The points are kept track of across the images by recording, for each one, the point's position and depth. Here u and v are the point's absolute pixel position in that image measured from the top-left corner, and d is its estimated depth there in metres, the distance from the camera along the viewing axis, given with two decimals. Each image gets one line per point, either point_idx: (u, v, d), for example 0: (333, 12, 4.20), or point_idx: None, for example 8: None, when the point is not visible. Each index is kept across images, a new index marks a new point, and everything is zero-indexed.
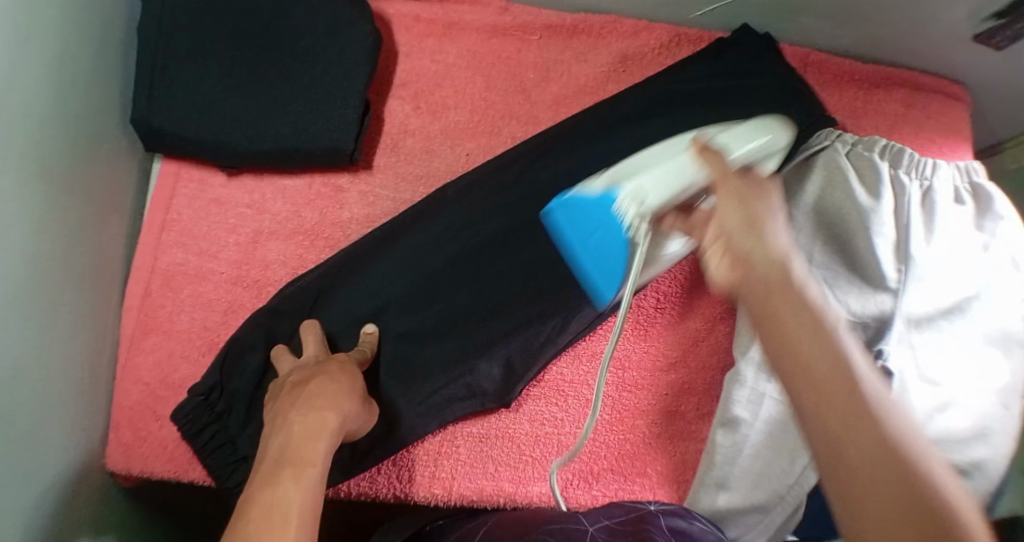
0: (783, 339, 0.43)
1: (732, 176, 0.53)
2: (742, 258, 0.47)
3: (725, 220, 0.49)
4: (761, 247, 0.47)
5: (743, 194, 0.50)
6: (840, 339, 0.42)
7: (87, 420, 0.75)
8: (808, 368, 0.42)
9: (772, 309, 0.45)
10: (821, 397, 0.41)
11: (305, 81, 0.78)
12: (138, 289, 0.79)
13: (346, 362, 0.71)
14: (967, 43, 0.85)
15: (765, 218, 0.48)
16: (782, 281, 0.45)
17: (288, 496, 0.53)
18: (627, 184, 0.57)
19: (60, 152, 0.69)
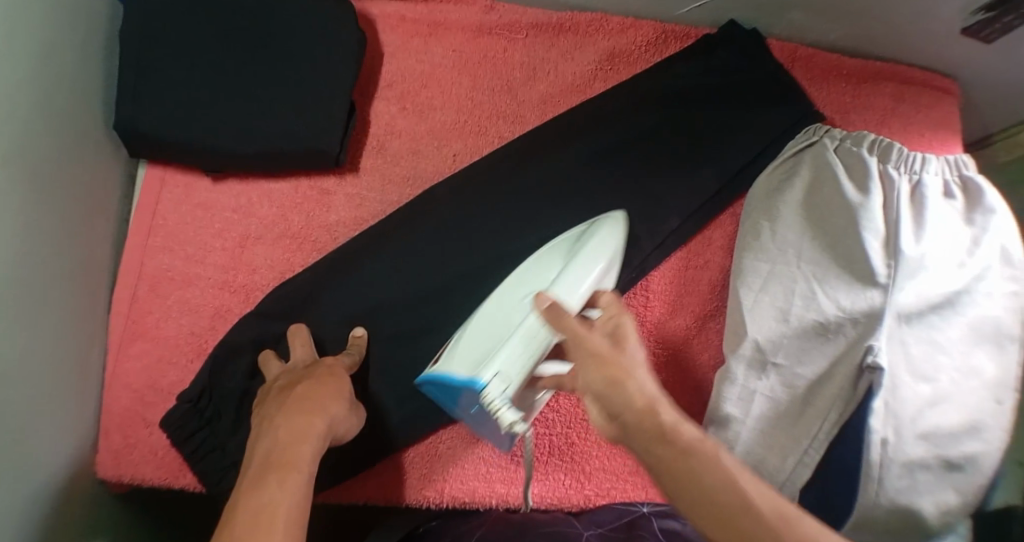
0: (683, 485, 0.49)
1: (587, 333, 0.56)
2: (618, 416, 0.52)
3: (593, 385, 0.53)
4: (633, 405, 0.52)
5: (600, 351, 0.54)
6: (728, 471, 0.49)
7: (75, 427, 0.74)
8: (708, 508, 0.48)
9: (661, 455, 0.50)
10: (722, 526, 0.47)
11: (290, 83, 0.78)
12: (125, 295, 0.78)
13: (334, 367, 0.70)
14: (956, 37, 0.84)
15: (622, 375, 0.53)
16: (655, 423, 0.51)
17: (273, 502, 0.53)
18: (486, 370, 0.64)
19: (44, 158, 0.69)
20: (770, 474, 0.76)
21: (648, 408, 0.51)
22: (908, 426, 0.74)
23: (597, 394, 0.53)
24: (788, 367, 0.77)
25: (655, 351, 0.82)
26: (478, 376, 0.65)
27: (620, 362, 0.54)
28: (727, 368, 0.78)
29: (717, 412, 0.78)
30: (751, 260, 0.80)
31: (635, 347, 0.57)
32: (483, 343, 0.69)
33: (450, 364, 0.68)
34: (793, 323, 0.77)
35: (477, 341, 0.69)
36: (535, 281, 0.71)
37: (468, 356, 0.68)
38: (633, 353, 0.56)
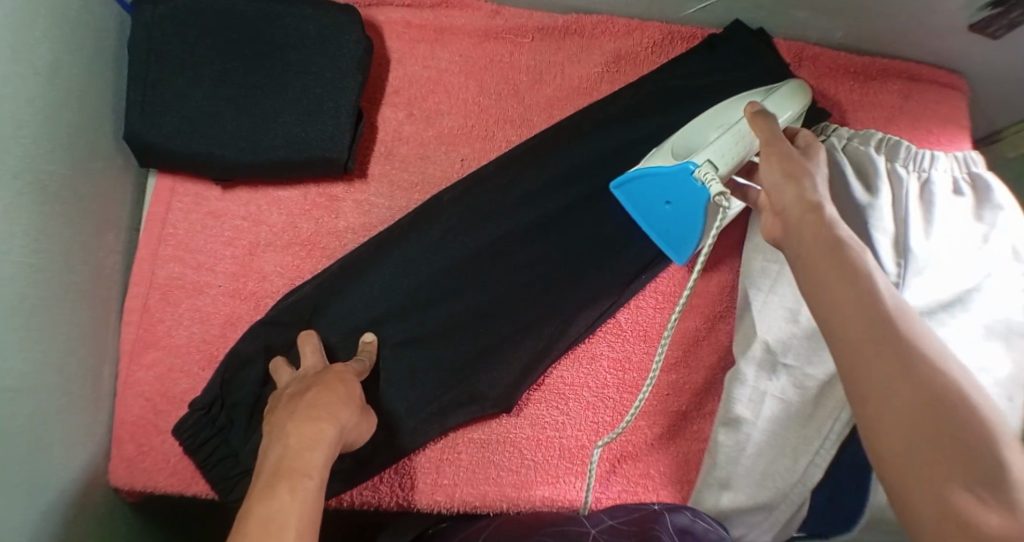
0: (822, 272, 0.51)
1: (779, 141, 0.60)
2: (782, 210, 0.56)
3: (772, 177, 0.58)
4: (802, 200, 0.55)
5: (785, 154, 0.59)
6: (864, 277, 0.50)
7: (89, 436, 0.75)
8: (840, 295, 0.49)
9: (809, 247, 0.53)
10: (841, 322, 0.48)
11: (297, 90, 0.78)
12: (135, 304, 0.79)
13: (344, 373, 0.70)
14: (963, 33, 0.84)
15: (800, 172, 0.57)
16: (816, 219, 0.54)
17: (282, 511, 0.53)
18: (700, 155, 0.70)
19: (53, 173, 0.69)
20: (782, 475, 0.75)
21: (813, 207, 0.55)
22: None
23: (772, 188, 0.57)
24: (798, 368, 0.74)
25: (665, 353, 0.82)
26: (692, 158, 0.70)
27: (803, 167, 0.58)
28: (737, 369, 0.78)
29: (728, 413, 0.78)
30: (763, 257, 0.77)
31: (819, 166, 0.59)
32: (688, 145, 0.73)
33: (656, 159, 0.74)
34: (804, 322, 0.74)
35: (682, 140, 0.74)
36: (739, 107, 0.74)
37: (672, 151, 0.74)
38: (818, 168, 0.59)
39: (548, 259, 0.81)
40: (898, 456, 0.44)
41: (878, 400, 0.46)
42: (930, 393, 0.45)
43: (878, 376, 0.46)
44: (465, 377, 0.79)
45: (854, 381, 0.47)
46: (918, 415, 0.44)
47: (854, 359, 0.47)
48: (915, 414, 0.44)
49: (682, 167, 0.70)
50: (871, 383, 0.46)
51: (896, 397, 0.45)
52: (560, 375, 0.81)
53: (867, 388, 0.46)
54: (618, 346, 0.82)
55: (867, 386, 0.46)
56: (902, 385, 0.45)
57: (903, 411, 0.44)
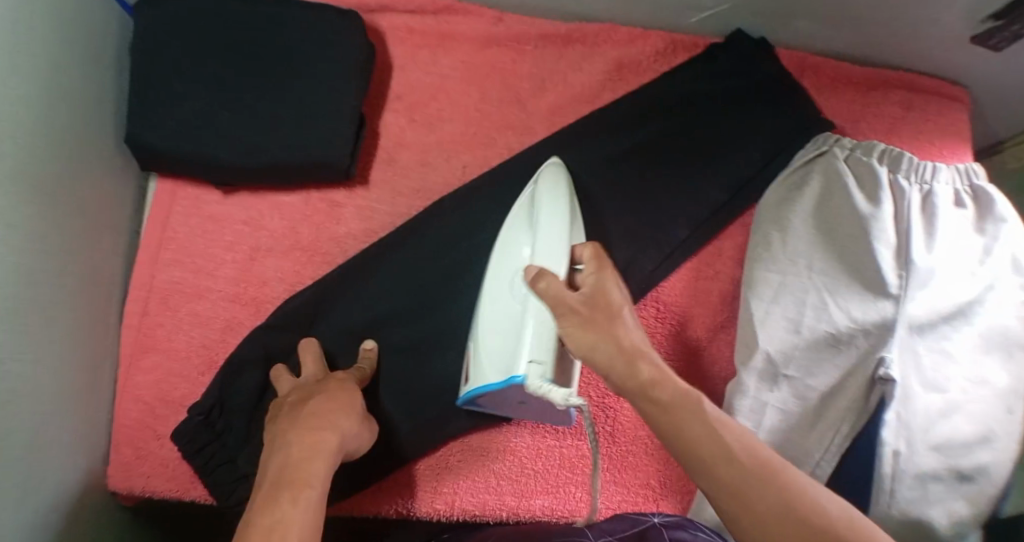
0: (683, 441, 0.51)
1: (570, 297, 0.54)
2: (607, 373, 0.52)
3: (582, 347, 0.53)
4: (621, 361, 0.51)
5: (587, 315, 0.53)
6: (726, 429, 0.51)
7: (86, 439, 0.74)
8: (706, 461, 0.50)
9: (659, 412, 0.52)
10: (715, 482, 0.50)
11: (299, 95, 0.78)
12: (136, 307, 0.79)
13: (344, 382, 0.70)
14: (965, 44, 0.84)
15: (611, 325, 0.53)
16: (641, 380, 0.51)
17: (286, 517, 0.53)
18: (520, 362, 0.60)
19: (53, 173, 0.69)
20: None
21: (632, 365, 0.51)
22: (920, 436, 0.74)
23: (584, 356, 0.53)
24: (800, 379, 0.77)
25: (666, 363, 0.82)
26: (515, 371, 0.61)
27: (607, 322, 0.53)
28: (738, 379, 0.78)
29: None
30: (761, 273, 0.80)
31: (622, 303, 0.54)
32: (501, 342, 0.65)
33: (484, 374, 0.66)
34: (805, 334, 0.77)
35: (497, 350, 0.65)
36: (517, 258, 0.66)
37: (492, 359, 0.65)
38: (621, 306, 0.54)
39: None
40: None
41: None
42: (820, 536, 0.47)
43: (768, 531, 0.48)
44: None
45: (748, 540, 0.49)
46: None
47: (741, 518, 0.49)
48: None
49: (512, 383, 0.61)
50: (762, 539, 0.48)
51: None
52: None
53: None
54: None
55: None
56: (787, 538, 0.47)
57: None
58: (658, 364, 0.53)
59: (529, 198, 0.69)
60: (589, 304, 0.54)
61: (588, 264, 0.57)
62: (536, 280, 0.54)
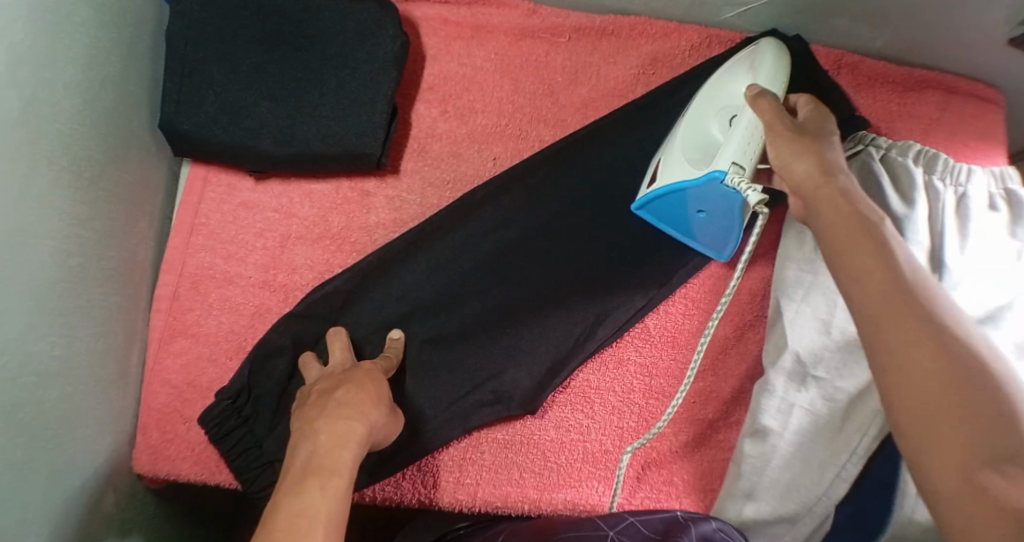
0: (844, 249, 0.53)
1: (786, 121, 0.64)
2: (798, 182, 0.60)
3: (780, 156, 0.62)
4: (814, 174, 0.59)
5: (800, 134, 0.63)
6: (887, 245, 0.52)
7: (116, 421, 0.75)
8: (867, 276, 0.51)
9: (825, 218, 0.56)
10: (868, 291, 0.50)
11: (333, 84, 0.77)
12: (166, 292, 0.79)
13: (372, 370, 0.71)
14: (1002, 47, 0.82)
15: (814, 145, 0.61)
16: (828, 187, 0.58)
17: (313, 506, 0.54)
18: (722, 159, 0.68)
19: (88, 158, 0.69)
20: (806, 488, 0.75)
21: (825, 177, 0.58)
22: None
23: (782, 166, 0.62)
24: (828, 381, 0.74)
25: (693, 361, 0.81)
26: (715, 166, 0.68)
27: (813, 142, 0.62)
28: (766, 379, 0.77)
29: (755, 423, 0.77)
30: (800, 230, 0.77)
31: (831, 136, 0.63)
32: (699, 148, 0.72)
33: (676, 171, 0.72)
34: (835, 334, 0.74)
35: (693, 155, 0.72)
36: (730, 87, 0.72)
37: (685, 159, 0.72)
38: (830, 138, 0.63)
39: (576, 262, 0.80)
40: (919, 429, 0.45)
41: (902, 377, 0.46)
42: (958, 375, 0.45)
43: (906, 350, 0.46)
44: (490, 377, 0.78)
45: (880, 364, 0.48)
46: (945, 389, 0.44)
47: (881, 330, 0.48)
48: (942, 389, 0.44)
49: (710, 178, 0.69)
50: (892, 360, 0.47)
51: (923, 367, 0.45)
52: (585, 378, 0.81)
53: (890, 360, 0.47)
54: (647, 352, 0.81)
55: (887, 363, 0.47)
56: (928, 358, 0.46)
57: (931, 385, 0.45)
58: (852, 186, 0.58)
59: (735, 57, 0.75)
60: (799, 129, 0.63)
61: (801, 103, 0.68)
62: (756, 102, 0.66)
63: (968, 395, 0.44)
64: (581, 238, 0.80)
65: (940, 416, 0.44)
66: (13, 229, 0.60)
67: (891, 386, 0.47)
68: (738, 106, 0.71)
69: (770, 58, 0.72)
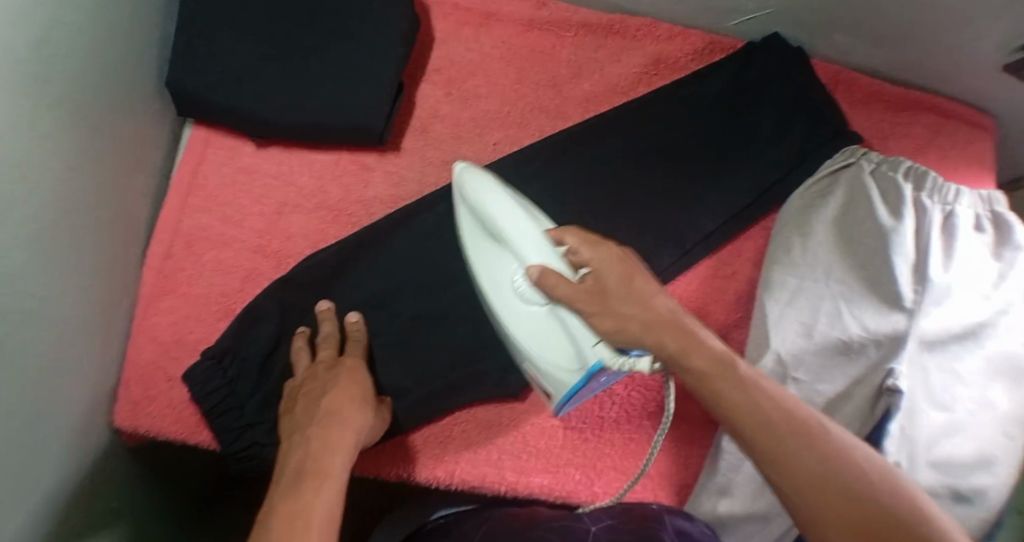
0: (716, 395, 0.52)
1: (582, 289, 0.57)
2: (637, 345, 0.55)
3: (606, 328, 0.56)
4: (646, 330, 0.54)
5: (602, 299, 0.56)
6: (750, 377, 0.52)
7: (99, 372, 0.75)
8: (741, 415, 0.51)
9: (687, 379, 0.54)
10: (752, 442, 0.50)
11: (342, 57, 0.79)
12: (159, 250, 0.79)
13: (358, 372, 0.72)
14: (995, 72, 0.85)
15: (636, 299, 0.55)
16: (673, 350, 0.53)
17: (308, 508, 0.54)
18: (589, 352, 0.59)
19: (92, 103, 0.70)
20: None
21: (655, 334, 0.54)
22: (921, 452, 0.73)
23: (616, 338, 0.56)
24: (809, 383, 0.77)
25: None
26: (588, 361, 0.59)
27: (620, 298, 0.56)
28: None
29: None
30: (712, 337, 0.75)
31: (632, 275, 0.56)
32: (544, 339, 0.63)
33: (558, 378, 0.63)
34: (817, 339, 0.78)
35: (552, 348, 0.62)
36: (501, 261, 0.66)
37: (554, 365, 0.63)
38: (631, 278, 0.56)
39: None
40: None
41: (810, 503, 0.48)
42: (856, 498, 0.47)
43: (812, 491, 0.48)
44: (475, 357, 0.79)
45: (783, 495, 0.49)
46: (858, 525, 0.46)
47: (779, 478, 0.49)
48: (846, 515, 0.46)
49: (591, 372, 0.60)
50: (796, 491, 0.48)
51: (820, 499, 0.47)
52: None
53: (795, 491, 0.48)
54: None
55: (792, 496, 0.48)
56: (830, 500, 0.47)
57: (845, 526, 0.46)
58: (695, 328, 0.55)
59: (462, 199, 0.69)
60: (597, 290, 0.57)
61: (583, 250, 0.59)
62: (543, 279, 0.59)
63: (877, 523, 0.46)
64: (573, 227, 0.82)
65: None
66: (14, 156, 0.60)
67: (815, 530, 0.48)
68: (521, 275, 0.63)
69: (482, 191, 0.65)
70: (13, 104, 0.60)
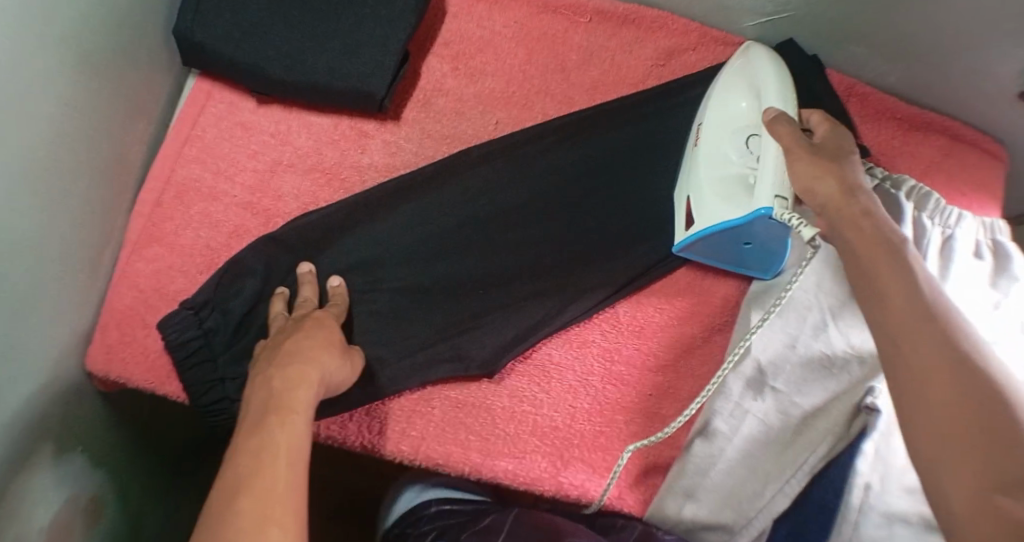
0: (873, 264, 0.55)
1: (802, 142, 0.66)
2: (823, 202, 0.62)
3: (801, 174, 0.65)
4: (837, 192, 0.62)
5: (812, 155, 0.65)
6: (908, 263, 0.54)
7: (77, 313, 0.75)
8: (885, 290, 0.53)
9: (849, 237, 0.58)
10: (886, 313, 0.51)
11: (351, 21, 0.78)
12: (149, 197, 0.79)
13: (322, 320, 0.71)
14: (1013, 100, 0.83)
15: (829, 168, 0.64)
16: (851, 209, 0.60)
17: (274, 440, 0.55)
18: (763, 197, 0.68)
19: (95, 43, 0.69)
20: (747, 498, 0.75)
21: (847, 195, 0.61)
22: (895, 477, 0.71)
23: (807, 184, 0.64)
24: (786, 395, 0.76)
25: (657, 354, 0.81)
26: (758, 204, 0.68)
27: (832, 160, 0.65)
28: (724, 383, 0.78)
29: (705, 424, 0.77)
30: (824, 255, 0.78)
31: (846, 153, 0.66)
32: (725, 181, 0.73)
33: (717, 212, 0.72)
34: (800, 350, 0.77)
35: (731, 189, 0.72)
36: (734, 110, 0.74)
37: (720, 199, 0.72)
38: (846, 155, 0.66)
39: (560, 238, 0.81)
40: (933, 452, 0.45)
41: (921, 384, 0.47)
42: (972, 391, 0.45)
43: (923, 372, 0.47)
44: (455, 333, 0.79)
45: (894, 374, 0.49)
46: (959, 406, 0.45)
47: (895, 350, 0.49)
48: (956, 404, 0.45)
49: (757, 215, 0.69)
50: (910, 372, 0.48)
51: (938, 385, 0.46)
52: (549, 352, 0.81)
53: (908, 370, 0.48)
54: (612, 336, 0.81)
55: (904, 375, 0.48)
56: (940, 381, 0.46)
57: (942, 414, 0.45)
58: (874, 207, 0.60)
59: (733, 64, 0.78)
60: (816, 151, 0.66)
61: (818, 128, 0.70)
62: (771, 125, 0.68)
63: (979, 417, 0.44)
64: (565, 215, 0.81)
65: (951, 440, 0.44)
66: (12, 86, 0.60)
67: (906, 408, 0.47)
68: (751, 125, 0.72)
69: (752, 63, 0.75)
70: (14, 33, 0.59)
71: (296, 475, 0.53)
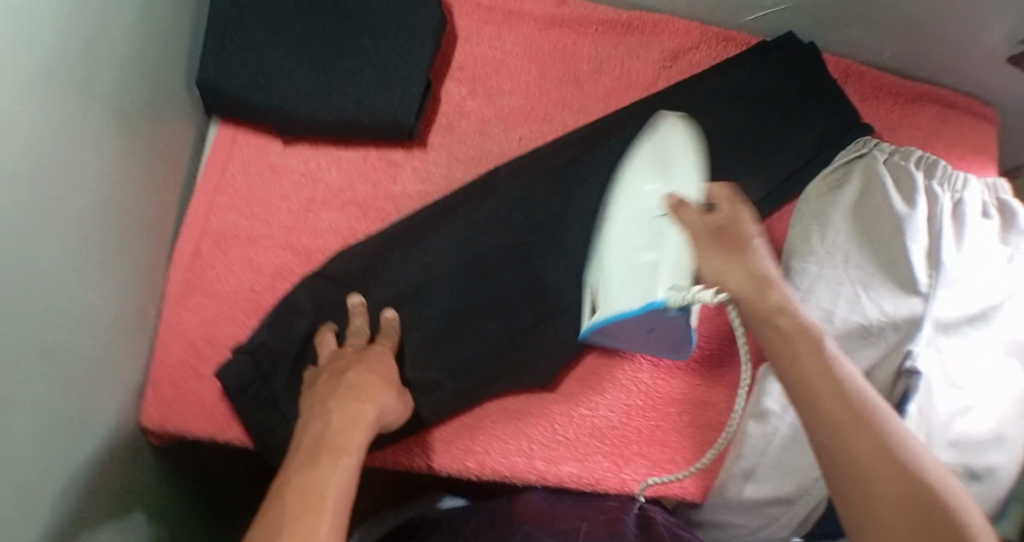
0: (801, 364, 0.57)
1: (703, 229, 0.62)
2: (737, 296, 0.61)
3: (712, 268, 0.61)
4: (753, 286, 0.60)
5: (722, 247, 0.62)
6: (835, 359, 0.57)
7: (128, 369, 0.74)
8: (817, 394, 0.55)
9: (774, 335, 0.59)
10: (823, 411, 0.54)
11: (371, 54, 0.80)
12: (187, 247, 0.79)
13: (382, 355, 0.73)
14: (1002, 64, 0.88)
15: (739, 256, 0.61)
16: (767, 305, 0.60)
17: (324, 483, 0.55)
18: (659, 289, 0.65)
19: (131, 100, 0.70)
20: (806, 470, 0.77)
21: (760, 292, 0.60)
22: (938, 431, 0.74)
23: (717, 280, 0.61)
24: None
25: (700, 345, 0.84)
26: (654, 297, 0.65)
27: (735, 246, 0.62)
28: (771, 364, 0.80)
29: (757, 406, 0.79)
30: (845, 239, 0.82)
31: (749, 231, 0.63)
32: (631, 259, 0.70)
33: (616, 302, 0.69)
34: (838, 325, 0.79)
35: (625, 279, 0.69)
36: (642, 196, 0.72)
37: (623, 294, 0.69)
38: (749, 237, 0.62)
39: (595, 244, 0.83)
40: None
41: (865, 491, 0.51)
42: (915, 495, 0.50)
43: (868, 471, 0.52)
44: (505, 349, 0.80)
45: (834, 477, 0.53)
46: (901, 512, 0.50)
47: (843, 452, 0.53)
48: (903, 516, 0.49)
49: (652, 307, 0.65)
50: (852, 476, 0.52)
51: (879, 490, 0.51)
52: (597, 355, 0.84)
53: (856, 474, 0.52)
54: None
55: (847, 478, 0.52)
56: (890, 480, 0.51)
57: (889, 509, 0.50)
58: (784, 291, 0.60)
59: (645, 138, 0.77)
60: (721, 233, 0.62)
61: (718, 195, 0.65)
62: (678, 211, 0.64)
63: (923, 517, 0.49)
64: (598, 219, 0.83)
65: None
66: (60, 147, 0.60)
67: (852, 503, 0.52)
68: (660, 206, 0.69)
69: (671, 141, 0.73)
70: (59, 96, 0.59)
71: (340, 520, 0.53)
